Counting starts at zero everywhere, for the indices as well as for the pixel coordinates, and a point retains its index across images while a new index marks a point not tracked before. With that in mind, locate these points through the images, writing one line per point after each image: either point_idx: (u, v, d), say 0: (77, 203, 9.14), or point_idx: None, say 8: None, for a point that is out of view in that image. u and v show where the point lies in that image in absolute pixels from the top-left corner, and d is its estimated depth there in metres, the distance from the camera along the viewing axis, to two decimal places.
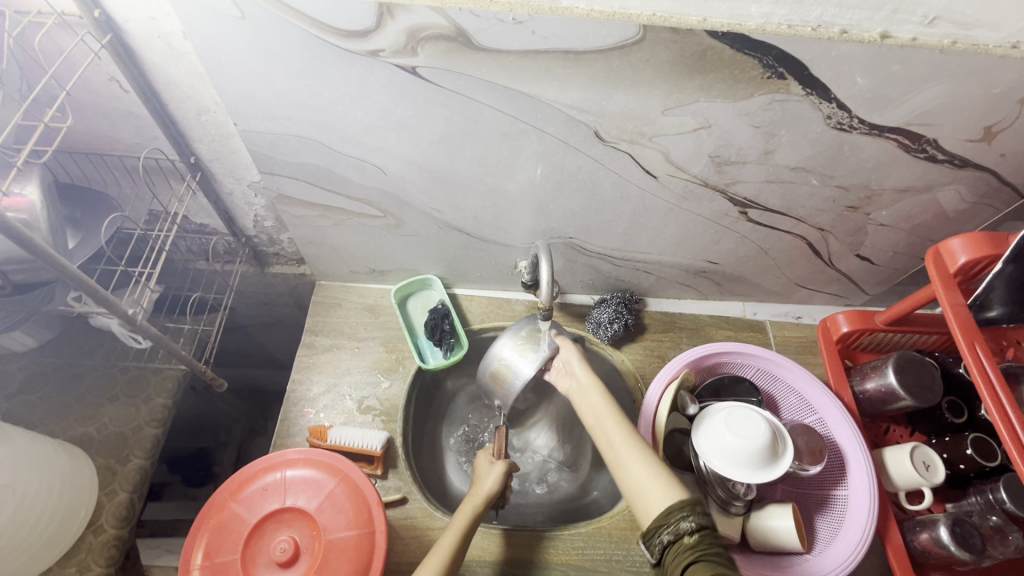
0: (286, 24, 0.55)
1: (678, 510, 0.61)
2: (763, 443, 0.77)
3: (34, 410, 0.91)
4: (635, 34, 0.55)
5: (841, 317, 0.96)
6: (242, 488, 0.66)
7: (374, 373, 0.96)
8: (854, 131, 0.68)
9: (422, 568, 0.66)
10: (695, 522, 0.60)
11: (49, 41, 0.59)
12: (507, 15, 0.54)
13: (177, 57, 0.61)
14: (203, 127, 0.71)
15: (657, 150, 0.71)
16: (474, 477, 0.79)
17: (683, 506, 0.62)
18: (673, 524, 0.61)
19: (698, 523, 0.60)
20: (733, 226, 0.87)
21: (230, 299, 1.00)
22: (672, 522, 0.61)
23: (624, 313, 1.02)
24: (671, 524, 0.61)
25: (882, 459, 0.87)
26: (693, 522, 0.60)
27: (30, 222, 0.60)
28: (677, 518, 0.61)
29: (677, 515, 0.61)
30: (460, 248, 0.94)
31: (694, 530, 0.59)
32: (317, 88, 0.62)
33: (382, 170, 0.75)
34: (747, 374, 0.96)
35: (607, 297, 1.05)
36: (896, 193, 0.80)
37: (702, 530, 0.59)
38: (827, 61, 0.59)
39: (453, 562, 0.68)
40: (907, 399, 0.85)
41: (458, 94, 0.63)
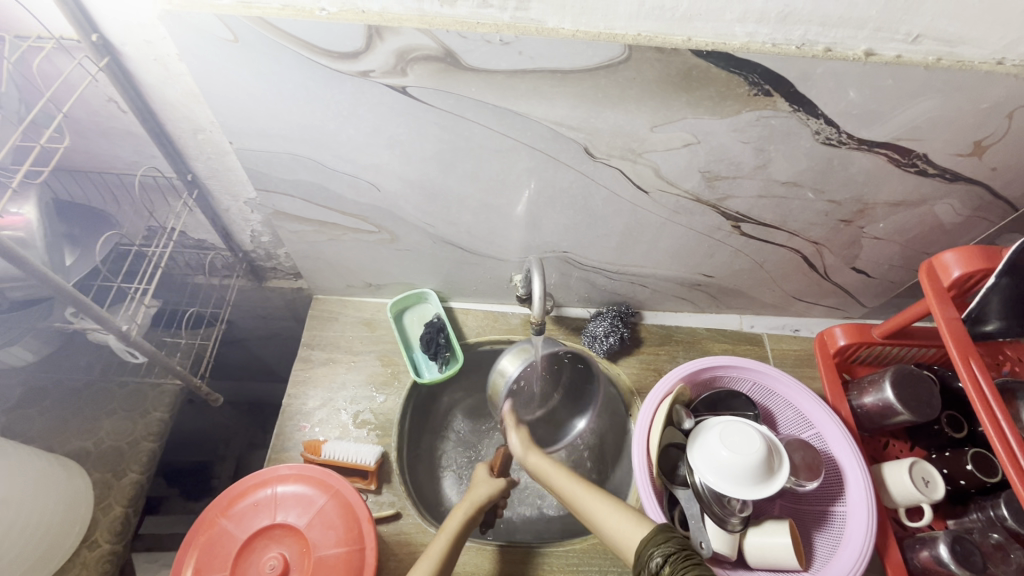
0: (279, 47, 0.56)
1: (648, 547, 0.63)
2: (758, 459, 0.77)
3: (33, 425, 0.92)
4: (621, 54, 0.56)
5: (838, 330, 0.95)
6: (233, 505, 0.66)
7: (369, 387, 0.97)
8: (843, 146, 0.68)
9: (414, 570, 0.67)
10: (663, 554, 0.60)
11: (48, 64, 0.60)
12: (494, 36, 0.54)
13: (173, 79, 0.62)
14: (200, 146, 0.72)
15: (647, 166, 0.71)
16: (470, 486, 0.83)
17: (652, 539, 0.63)
18: (647, 563, 0.62)
19: (664, 553, 0.60)
20: (727, 240, 0.87)
21: (228, 313, 1.01)
22: (644, 562, 0.62)
23: (619, 327, 1.02)
24: (643, 564, 0.62)
25: (880, 474, 0.85)
26: (660, 556, 0.60)
27: (27, 241, 0.61)
28: (647, 556, 0.62)
29: (647, 553, 0.62)
30: (455, 262, 0.94)
31: (662, 562, 0.60)
32: (310, 108, 0.63)
33: (375, 187, 0.76)
34: (744, 388, 0.95)
35: (603, 310, 1.05)
36: (889, 207, 0.80)
37: (670, 559, 0.59)
38: (813, 78, 0.59)
39: (445, 564, 0.69)
40: (905, 413, 0.84)
41: (448, 113, 0.64)
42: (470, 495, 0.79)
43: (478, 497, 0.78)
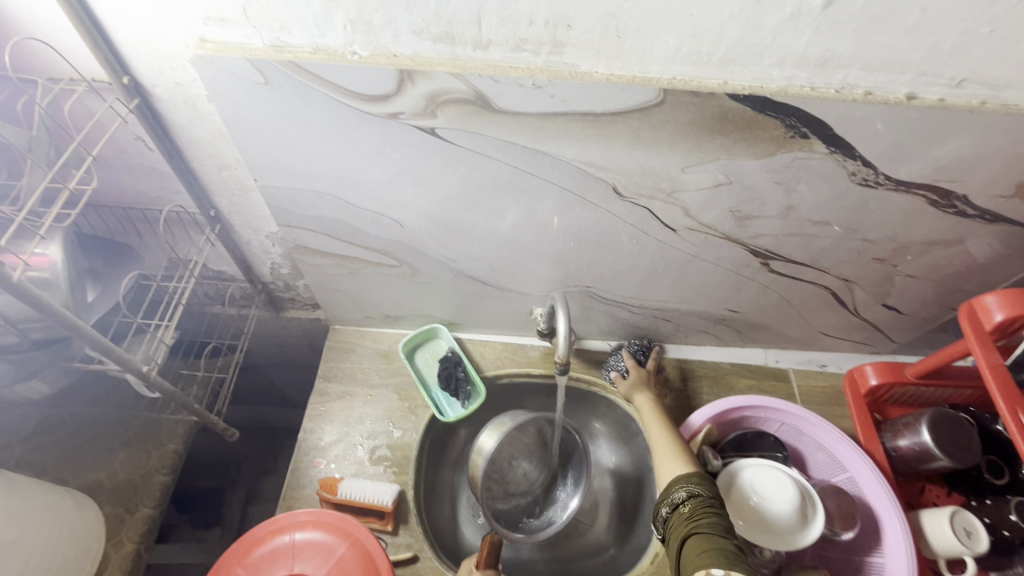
0: (310, 90, 0.56)
1: (676, 483, 0.69)
2: (791, 507, 0.74)
3: (47, 457, 0.91)
4: (656, 97, 0.55)
5: (869, 369, 0.92)
6: (250, 552, 0.64)
7: (387, 421, 0.95)
8: (879, 187, 0.67)
9: None
10: (688, 492, 0.67)
11: (79, 106, 0.60)
12: (526, 81, 0.54)
13: (201, 118, 0.62)
14: (225, 182, 0.71)
15: (676, 205, 0.70)
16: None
17: (681, 479, 0.69)
18: (670, 496, 0.68)
19: (690, 492, 0.67)
20: (755, 277, 0.85)
21: (246, 343, 1.00)
22: (669, 495, 0.69)
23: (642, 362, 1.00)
24: (669, 497, 0.69)
25: (919, 524, 0.82)
26: (686, 492, 0.67)
27: (53, 282, 0.60)
28: (673, 491, 0.68)
29: (674, 488, 0.69)
30: (475, 295, 0.93)
31: (686, 498, 0.66)
32: (337, 147, 0.62)
33: (398, 223, 0.75)
34: (771, 428, 0.92)
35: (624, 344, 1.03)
36: (924, 246, 0.78)
37: (695, 498, 0.66)
38: (851, 121, 0.58)
39: None
40: (943, 459, 0.81)
41: (476, 153, 0.63)
42: None
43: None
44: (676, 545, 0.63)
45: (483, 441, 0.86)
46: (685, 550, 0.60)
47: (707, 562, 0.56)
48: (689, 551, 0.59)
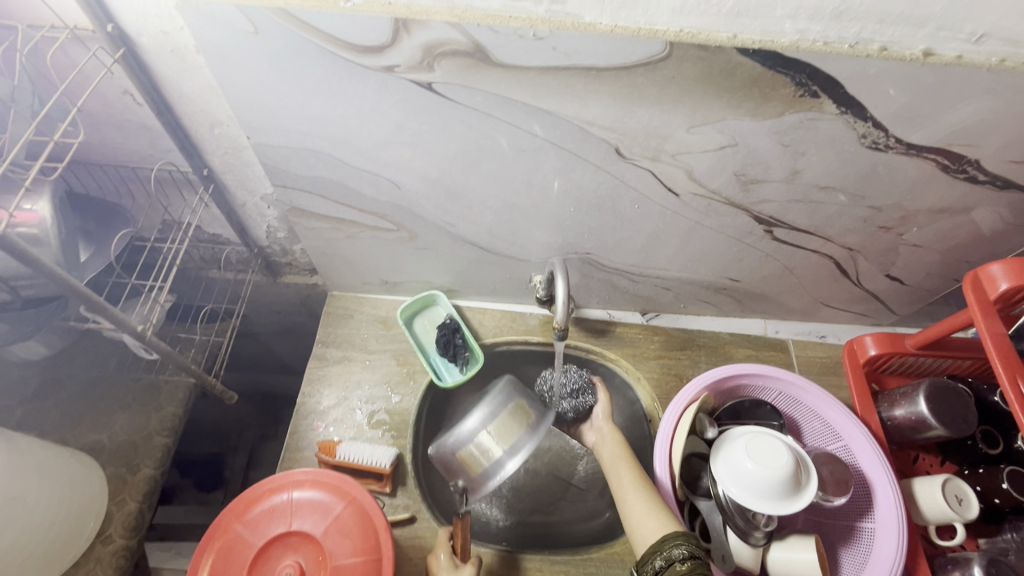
0: (301, 40, 0.54)
1: (673, 539, 0.63)
2: (784, 473, 0.74)
3: (47, 419, 0.91)
4: (662, 51, 0.53)
5: (869, 339, 0.92)
6: (248, 510, 0.64)
7: (385, 386, 0.95)
8: (889, 151, 0.65)
9: None
10: (688, 551, 0.61)
11: (63, 55, 0.58)
12: (527, 31, 0.51)
13: (190, 71, 0.60)
14: (217, 140, 0.70)
15: (680, 168, 0.68)
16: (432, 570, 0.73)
17: (678, 536, 0.64)
18: (666, 551, 0.62)
19: (690, 552, 0.61)
20: (758, 245, 0.84)
21: (243, 308, 0.99)
22: (664, 549, 0.63)
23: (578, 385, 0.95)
24: (664, 552, 0.63)
25: (911, 491, 0.83)
26: (685, 551, 0.61)
27: (42, 239, 0.59)
28: (670, 545, 0.62)
29: (670, 544, 0.63)
30: (474, 261, 0.91)
31: (685, 557, 0.60)
32: (331, 103, 0.60)
33: (395, 185, 0.73)
34: (768, 396, 0.92)
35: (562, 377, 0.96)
36: (931, 214, 0.76)
37: (694, 559, 0.60)
38: (864, 80, 0.56)
39: None
40: (940, 429, 0.81)
41: (474, 110, 0.61)
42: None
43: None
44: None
45: (492, 435, 0.71)
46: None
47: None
48: None
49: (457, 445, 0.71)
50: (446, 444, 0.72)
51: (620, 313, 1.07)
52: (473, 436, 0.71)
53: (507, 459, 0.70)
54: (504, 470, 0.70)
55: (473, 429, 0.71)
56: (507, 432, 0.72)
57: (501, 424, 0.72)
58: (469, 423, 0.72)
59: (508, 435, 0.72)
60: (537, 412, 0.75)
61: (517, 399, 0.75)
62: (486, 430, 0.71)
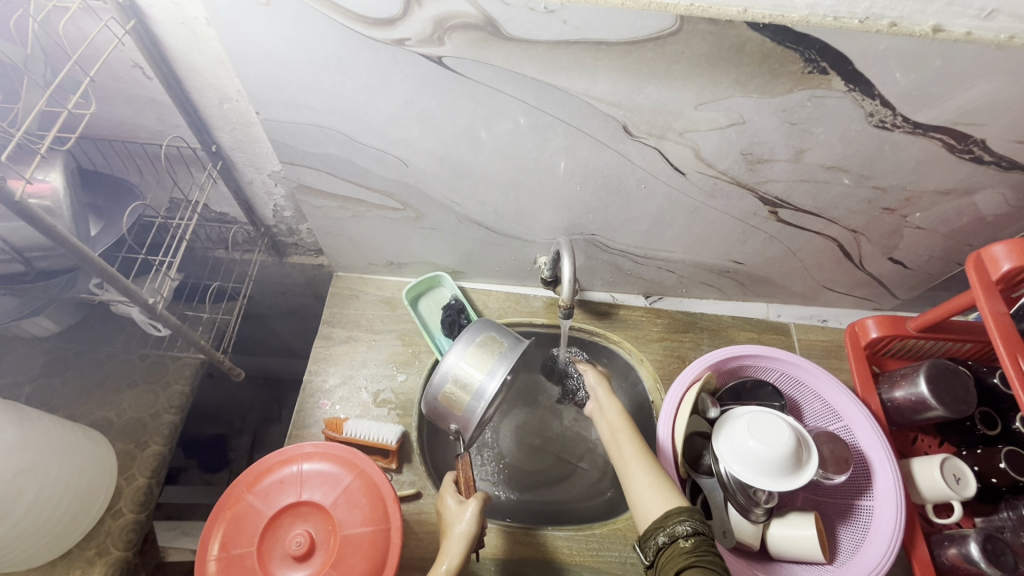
0: (311, 11, 0.54)
1: (675, 515, 0.63)
2: (786, 451, 0.75)
3: (56, 395, 0.92)
4: (672, 25, 0.53)
5: (870, 322, 0.93)
6: (258, 481, 0.66)
7: (390, 366, 0.96)
8: (896, 130, 0.65)
9: (447, 550, 0.68)
10: (692, 527, 0.61)
11: (73, 27, 0.58)
12: (538, 4, 0.51)
13: (200, 43, 0.60)
14: (226, 116, 0.70)
15: (687, 147, 0.69)
16: (443, 517, 0.73)
17: (681, 512, 0.63)
18: (669, 527, 0.62)
19: (694, 528, 0.61)
20: (762, 226, 0.84)
21: (249, 288, 1.00)
22: (669, 525, 0.62)
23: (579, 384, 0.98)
24: (667, 527, 0.62)
25: (910, 472, 0.84)
26: (689, 527, 0.61)
27: (53, 209, 0.59)
28: (674, 522, 0.62)
29: (674, 519, 0.63)
30: (479, 242, 0.92)
31: (689, 534, 0.60)
32: (340, 77, 0.60)
33: (403, 162, 0.73)
34: (770, 378, 0.93)
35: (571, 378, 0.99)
36: (936, 195, 0.76)
37: (698, 535, 0.60)
38: (872, 56, 0.56)
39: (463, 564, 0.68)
40: (939, 409, 0.82)
41: (483, 86, 0.61)
42: (446, 524, 0.71)
43: (461, 527, 0.69)
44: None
45: (469, 365, 0.74)
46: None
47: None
48: None
49: (439, 386, 0.75)
50: (430, 390, 0.76)
51: (624, 296, 1.07)
52: (452, 372, 0.75)
53: (488, 382, 0.73)
54: (486, 392, 0.73)
55: (449, 368, 0.75)
56: (481, 359, 0.75)
57: (471, 354, 0.75)
58: (446, 363, 0.75)
59: (483, 361, 0.75)
60: (510, 340, 0.77)
61: (487, 331, 0.77)
62: (460, 363, 0.75)
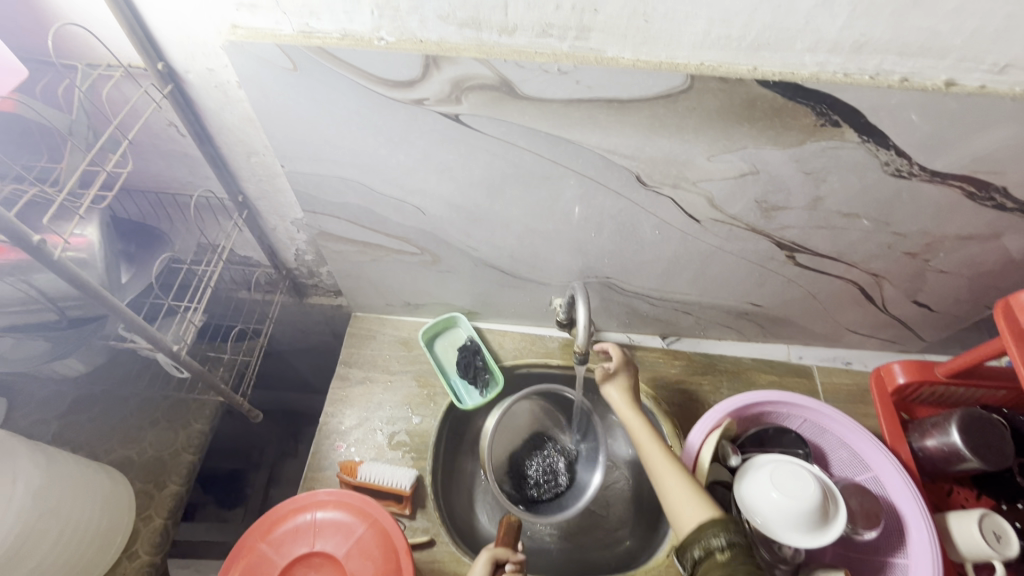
0: (335, 76, 0.56)
1: (711, 528, 0.65)
2: (812, 505, 0.72)
3: (80, 433, 0.94)
4: (683, 83, 0.54)
5: (896, 367, 0.90)
6: (273, 529, 0.66)
7: (406, 408, 0.96)
8: (913, 178, 0.65)
9: None
10: (726, 540, 0.63)
11: (116, 92, 0.62)
12: (552, 66, 0.53)
13: (231, 104, 0.63)
14: (253, 168, 0.73)
15: (700, 195, 0.69)
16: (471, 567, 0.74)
17: (718, 523, 0.65)
18: (704, 540, 0.64)
19: (728, 541, 0.63)
20: (780, 270, 0.83)
21: (270, 328, 1.02)
22: (704, 539, 0.64)
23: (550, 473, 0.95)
24: (702, 541, 0.64)
25: (945, 526, 0.80)
26: (724, 540, 0.63)
27: (88, 262, 0.62)
28: (709, 535, 0.64)
29: (709, 532, 0.64)
30: (495, 284, 0.93)
31: (724, 546, 0.62)
32: (362, 134, 0.63)
33: (421, 211, 0.75)
34: (793, 424, 0.90)
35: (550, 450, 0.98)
36: (959, 241, 0.75)
37: (732, 547, 0.62)
38: (885, 109, 0.56)
39: None
40: (974, 461, 0.79)
41: (499, 140, 0.63)
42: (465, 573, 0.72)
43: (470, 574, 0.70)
44: None
45: None
46: None
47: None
48: None
49: None
50: None
51: (640, 337, 1.07)
52: None
53: None
54: None
55: None
56: None
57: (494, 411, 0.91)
58: None
59: None
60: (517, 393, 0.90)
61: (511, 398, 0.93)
62: None
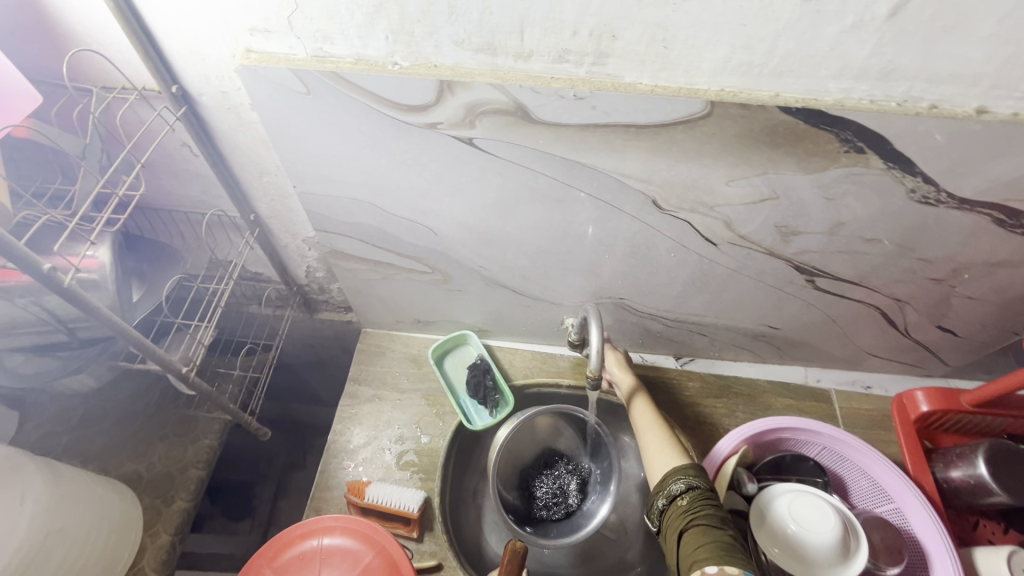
0: (348, 100, 0.56)
1: (673, 475, 0.68)
2: (833, 539, 0.70)
3: (91, 447, 0.94)
4: (702, 109, 0.53)
5: (920, 394, 0.87)
6: (279, 555, 0.65)
7: (415, 427, 0.95)
8: (940, 205, 0.63)
9: None
10: (686, 484, 0.66)
11: (131, 113, 0.62)
12: (568, 92, 0.53)
13: (245, 126, 0.63)
14: (265, 188, 0.73)
15: (718, 219, 0.67)
16: None
17: (681, 470, 0.68)
18: (668, 488, 0.68)
19: (687, 484, 0.66)
20: (799, 294, 0.81)
21: (280, 343, 1.02)
22: (666, 487, 0.68)
23: (560, 493, 0.93)
24: (666, 489, 0.68)
25: (972, 562, 0.77)
26: (683, 484, 0.66)
27: (100, 284, 0.62)
28: (670, 482, 0.68)
29: (670, 480, 0.68)
30: (506, 304, 0.92)
31: (683, 491, 0.65)
32: (374, 156, 0.63)
33: (433, 231, 0.75)
34: (812, 451, 0.87)
35: (561, 469, 0.96)
36: (987, 267, 0.73)
37: (691, 490, 0.65)
38: (912, 137, 0.54)
39: None
40: (1003, 496, 0.76)
41: (513, 164, 0.62)
42: None
43: None
44: (673, 538, 0.62)
45: None
46: (683, 544, 0.60)
47: (704, 555, 0.56)
48: (687, 546, 0.59)
49: None
50: None
51: (653, 357, 1.05)
52: None
53: None
54: None
55: None
56: None
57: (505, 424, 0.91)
58: None
59: None
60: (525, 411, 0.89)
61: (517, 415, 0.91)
62: None
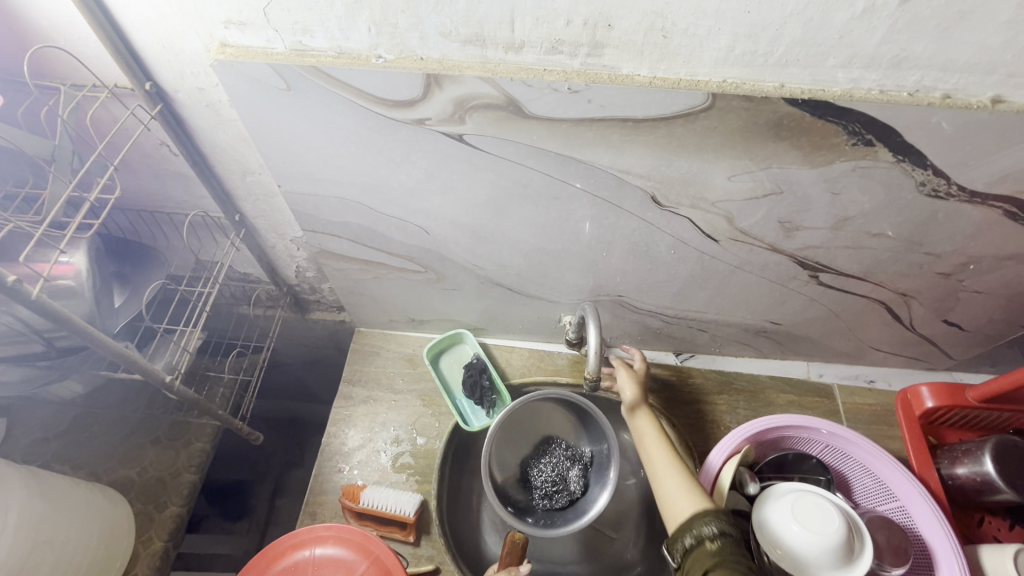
0: (331, 96, 0.53)
1: (701, 518, 0.63)
2: (836, 541, 0.69)
3: (80, 453, 0.93)
4: (703, 102, 0.50)
5: (924, 390, 0.85)
6: (270, 566, 0.63)
7: (411, 428, 0.93)
8: (950, 199, 0.60)
9: None
10: (719, 529, 0.62)
11: (104, 112, 0.60)
12: (561, 85, 0.50)
13: (224, 124, 0.60)
14: (249, 188, 0.70)
15: (720, 215, 0.65)
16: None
17: (711, 513, 0.63)
18: (695, 529, 0.63)
19: (721, 529, 0.61)
20: (802, 289, 0.79)
21: (271, 343, 1.00)
22: (695, 527, 0.63)
23: (560, 481, 0.91)
24: (692, 529, 0.63)
25: (978, 560, 0.75)
26: (715, 528, 0.61)
27: (78, 291, 0.60)
28: (699, 523, 0.62)
29: (700, 521, 0.63)
30: (502, 302, 0.90)
31: (715, 535, 0.61)
32: (361, 154, 0.60)
33: (424, 230, 0.72)
34: (814, 449, 0.85)
35: (559, 455, 0.93)
36: (997, 261, 0.70)
37: (724, 537, 0.61)
38: (924, 128, 0.52)
39: None
40: (1009, 493, 0.75)
41: (506, 160, 0.59)
42: None
43: None
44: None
45: None
46: None
47: None
48: None
49: None
50: None
51: (653, 353, 1.03)
52: None
53: None
54: None
55: None
56: None
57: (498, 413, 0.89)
58: None
59: None
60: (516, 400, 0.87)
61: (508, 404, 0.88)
62: None
